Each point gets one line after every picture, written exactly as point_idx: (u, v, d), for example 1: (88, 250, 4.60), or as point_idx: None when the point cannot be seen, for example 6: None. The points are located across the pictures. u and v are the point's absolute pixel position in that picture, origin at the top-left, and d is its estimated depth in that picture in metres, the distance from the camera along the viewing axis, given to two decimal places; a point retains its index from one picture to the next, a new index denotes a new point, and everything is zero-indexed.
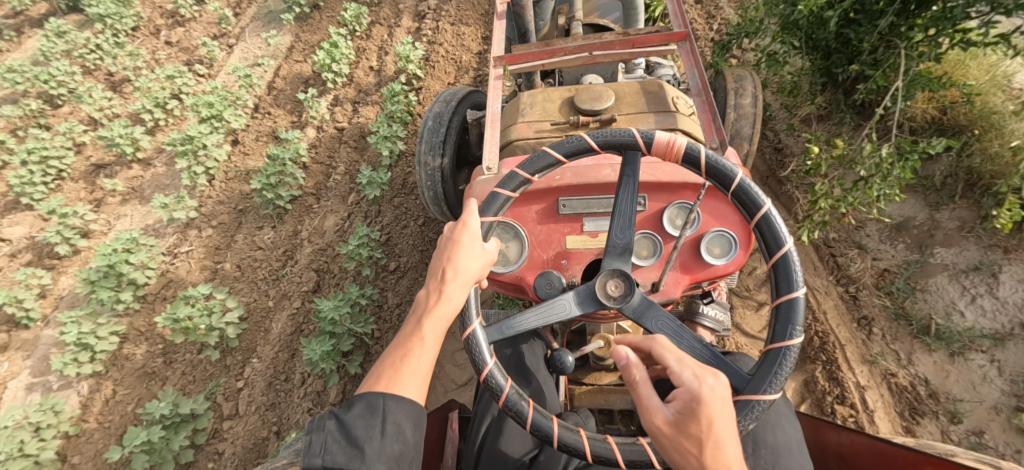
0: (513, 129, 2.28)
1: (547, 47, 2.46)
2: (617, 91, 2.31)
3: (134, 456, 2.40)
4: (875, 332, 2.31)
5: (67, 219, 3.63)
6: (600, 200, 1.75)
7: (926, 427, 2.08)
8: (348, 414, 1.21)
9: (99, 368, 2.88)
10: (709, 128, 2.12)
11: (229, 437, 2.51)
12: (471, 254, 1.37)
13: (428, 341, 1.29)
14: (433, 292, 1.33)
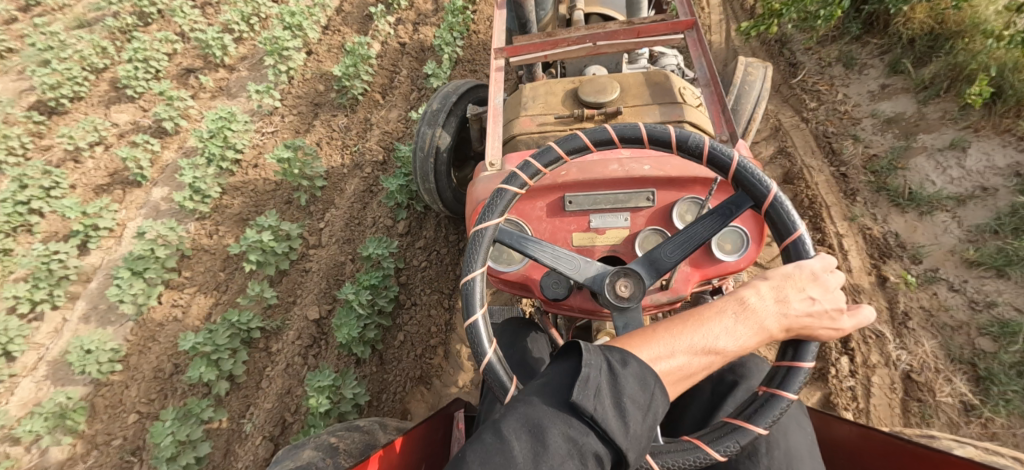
0: (516, 123, 2.26)
1: (549, 39, 2.48)
2: (621, 82, 2.28)
3: (250, 250, 3.00)
4: (858, 200, 2.74)
5: (173, 103, 4.25)
6: (607, 196, 1.71)
7: (893, 265, 2.48)
8: (623, 370, 1.09)
9: (205, 210, 3.46)
10: (717, 120, 2.13)
11: (316, 259, 3.07)
12: (808, 299, 1.21)
13: (713, 351, 1.17)
14: (762, 306, 1.20)
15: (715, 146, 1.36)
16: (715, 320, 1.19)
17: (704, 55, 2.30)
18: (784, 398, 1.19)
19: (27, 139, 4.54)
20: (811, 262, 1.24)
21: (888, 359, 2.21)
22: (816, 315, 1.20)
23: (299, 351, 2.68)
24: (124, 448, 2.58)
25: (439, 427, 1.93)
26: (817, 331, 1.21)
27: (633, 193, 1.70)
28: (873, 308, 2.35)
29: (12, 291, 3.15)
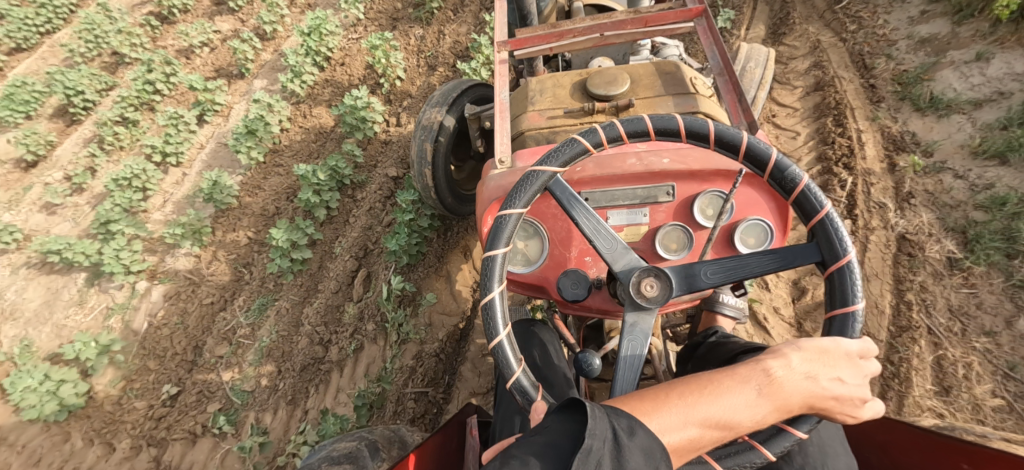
0: (524, 118, 2.08)
1: (552, 29, 2.28)
2: (631, 73, 2.11)
3: (344, 117, 3.53)
4: (882, 106, 3.02)
5: (274, 10, 4.79)
6: (626, 192, 1.53)
7: (903, 154, 2.79)
8: (630, 442, 0.99)
9: (301, 94, 4.03)
10: (735, 112, 1.97)
11: (396, 135, 3.59)
12: (837, 380, 1.10)
13: (726, 425, 1.06)
14: (788, 382, 1.09)
15: (811, 189, 1.26)
16: (735, 389, 1.08)
17: (717, 41, 2.13)
18: (761, 454, 1.12)
19: (146, 38, 5.19)
20: (852, 342, 1.13)
21: (886, 224, 2.55)
22: (842, 398, 1.10)
23: (379, 199, 3.18)
24: (239, 259, 3.17)
25: (456, 435, 1.87)
26: (839, 415, 1.11)
27: (651, 187, 1.53)
28: (880, 186, 2.68)
29: (149, 142, 3.83)
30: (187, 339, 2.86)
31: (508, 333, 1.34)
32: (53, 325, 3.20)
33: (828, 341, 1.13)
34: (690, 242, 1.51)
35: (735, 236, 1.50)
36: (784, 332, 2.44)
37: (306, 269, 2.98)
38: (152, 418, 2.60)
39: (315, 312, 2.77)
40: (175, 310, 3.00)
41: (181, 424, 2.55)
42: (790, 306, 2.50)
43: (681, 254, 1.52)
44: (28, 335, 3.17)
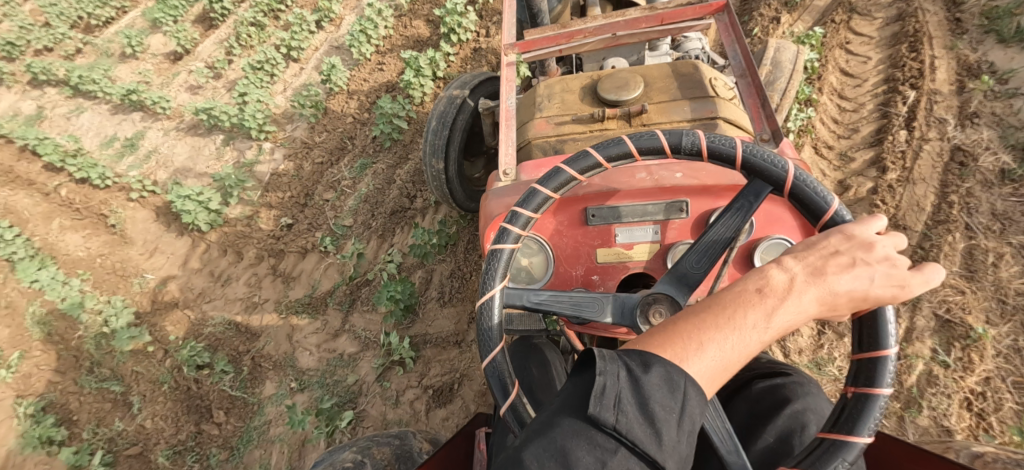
0: (531, 126, 2.08)
1: (563, 30, 2.34)
2: (644, 75, 2.08)
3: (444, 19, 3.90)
4: (965, 37, 3.01)
5: None
6: (633, 208, 1.51)
7: (976, 78, 2.83)
8: (645, 376, 0.90)
9: (403, 5, 4.45)
10: (755, 118, 1.88)
11: (487, 44, 3.98)
12: (861, 270, 0.98)
13: (757, 339, 0.94)
14: (798, 288, 0.96)
15: (750, 150, 1.17)
16: (750, 305, 0.95)
17: (737, 40, 2.11)
18: (875, 393, 1.01)
19: None
20: (857, 228, 1.02)
21: (943, 136, 2.64)
22: (869, 281, 0.97)
23: None
24: (345, 134, 3.71)
25: (462, 445, 1.70)
26: (876, 295, 0.98)
27: (660, 203, 1.49)
28: (944, 104, 2.76)
29: (281, 36, 4.48)
30: (302, 186, 3.45)
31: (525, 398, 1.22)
32: (197, 173, 3.94)
33: (836, 236, 1.01)
34: None
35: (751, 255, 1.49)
36: None
37: (401, 143, 3.49)
38: (274, 237, 3.22)
39: (407, 172, 3.27)
40: (294, 166, 3.62)
41: (294, 242, 3.13)
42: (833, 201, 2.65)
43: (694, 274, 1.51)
44: (178, 178, 3.93)
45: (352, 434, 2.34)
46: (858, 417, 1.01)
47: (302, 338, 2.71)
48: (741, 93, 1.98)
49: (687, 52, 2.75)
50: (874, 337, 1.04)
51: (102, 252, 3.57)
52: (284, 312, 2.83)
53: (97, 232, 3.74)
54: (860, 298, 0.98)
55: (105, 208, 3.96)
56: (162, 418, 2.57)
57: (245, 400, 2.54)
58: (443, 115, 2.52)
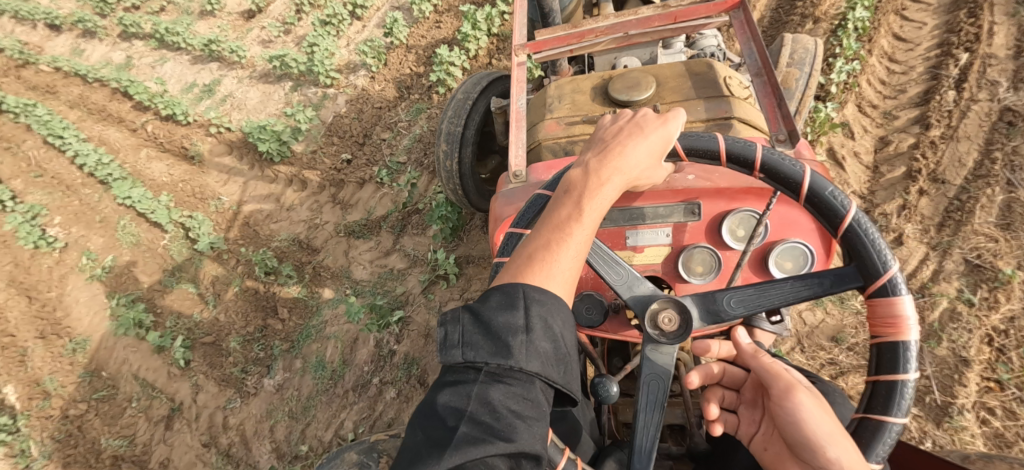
0: (541, 128, 1.92)
1: (572, 30, 2.11)
2: (656, 74, 1.92)
3: None
4: None
5: None
6: (644, 210, 1.34)
7: None
8: (482, 305, 0.92)
9: None
10: (772, 116, 1.66)
11: None
12: (634, 140, 1.08)
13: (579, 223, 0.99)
14: (602, 178, 1.03)
15: (697, 147, 1.13)
16: (557, 206, 1.02)
17: (754, 38, 1.86)
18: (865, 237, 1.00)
19: None
20: (613, 120, 1.16)
21: (993, 97, 2.61)
22: (637, 140, 1.08)
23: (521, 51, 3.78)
24: (402, 83, 3.95)
25: None
26: (652, 140, 1.08)
27: (667, 205, 1.34)
28: (999, 67, 2.71)
29: None
30: (361, 128, 3.73)
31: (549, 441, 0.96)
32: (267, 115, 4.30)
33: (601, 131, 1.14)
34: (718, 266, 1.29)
35: (767, 260, 1.28)
36: (859, 173, 2.62)
37: (453, 91, 3.68)
38: (336, 170, 3.50)
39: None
40: (355, 111, 3.90)
41: (354, 175, 3.41)
42: (871, 155, 2.66)
43: (705, 280, 1.30)
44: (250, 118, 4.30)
45: (398, 335, 2.56)
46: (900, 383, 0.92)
47: (357, 255, 2.97)
48: (757, 93, 1.75)
49: (700, 50, 2.55)
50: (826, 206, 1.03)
51: (183, 178, 3.95)
52: (342, 233, 3.10)
53: (179, 162, 4.14)
54: (645, 156, 1.07)
55: (185, 142, 4.35)
56: (234, 313, 2.89)
57: (306, 302, 2.82)
58: (452, 117, 2.44)
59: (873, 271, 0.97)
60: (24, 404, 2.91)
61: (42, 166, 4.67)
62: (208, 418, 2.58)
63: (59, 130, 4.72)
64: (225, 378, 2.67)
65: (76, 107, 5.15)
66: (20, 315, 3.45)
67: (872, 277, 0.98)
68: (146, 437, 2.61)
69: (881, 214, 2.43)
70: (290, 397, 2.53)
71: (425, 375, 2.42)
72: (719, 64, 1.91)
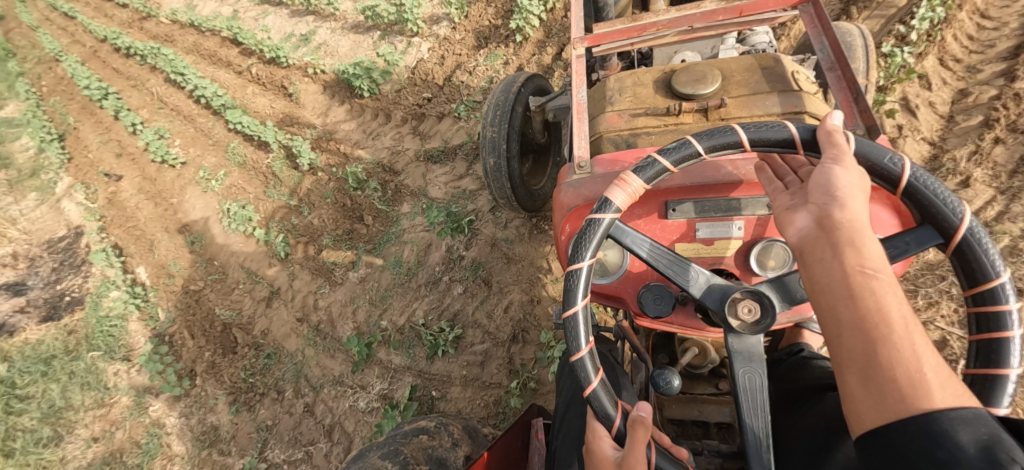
0: (601, 119, 1.77)
1: (633, 23, 1.89)
2: (721, 67, 1.72)
3: None
4: None
5: None
6: (721, 203, 1.24)
7: None
8: None
9: None
10: (847, 111, 1.52)
11: None
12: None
13: None
14: None
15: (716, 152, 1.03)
16: None
17: (825, 29, 1.70)
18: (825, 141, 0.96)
19: None
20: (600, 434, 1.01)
21: None
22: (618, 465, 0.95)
23: None
24: (481, 33, 4.09)
25: (518, 435, 1.70)
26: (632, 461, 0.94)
27: (744, 198, 1.22)
28: None
29: None
30: (442, 71, 3.99)
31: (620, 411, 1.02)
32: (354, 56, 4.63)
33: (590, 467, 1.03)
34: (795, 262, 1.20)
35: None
36: (931, 122, 2.51)
37: (529, 40, 3.76)
38: (418, 106, 3.83)
39: (534, 68, 3.65)
40: (437, 58, 4.12)
41: (434, 110, 3.73)
42: (948, 104, 2.51)
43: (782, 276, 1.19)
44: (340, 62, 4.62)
45: (468, 242, 2.81)
46: (1003, 375, 0.89)
47: (434, 178, 3.22)
48: (830, 87, 1.60)
49: (752, 47, 2.23)
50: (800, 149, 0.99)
51: (283, 111, 4.39)
52: (422, 158, 3.38)
53: (279, 98, 4.63)
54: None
55: (284, 81, 4.86)
56: (327, 218, 3.28)
57: (387, 212, 3.18)
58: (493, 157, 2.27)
59: (984, 277, 0.91)
60: (153, 280, 3.44)
61: (165, 100, 5.25)
62: (302, 299, 2.99)
63: (180, 68, 5.21)
64: (317, 268, 3.08)
65: (191, 54, 5.73)
66: (149, 216, 4.07)
67: (980, 282, 0.91)
68: (250, 311, 3.05)
69: (951, 159, 2.38)
70: (371, 287, 2.88)
71: (490, 276, 2.65)
72: (786, 58, 1.73)
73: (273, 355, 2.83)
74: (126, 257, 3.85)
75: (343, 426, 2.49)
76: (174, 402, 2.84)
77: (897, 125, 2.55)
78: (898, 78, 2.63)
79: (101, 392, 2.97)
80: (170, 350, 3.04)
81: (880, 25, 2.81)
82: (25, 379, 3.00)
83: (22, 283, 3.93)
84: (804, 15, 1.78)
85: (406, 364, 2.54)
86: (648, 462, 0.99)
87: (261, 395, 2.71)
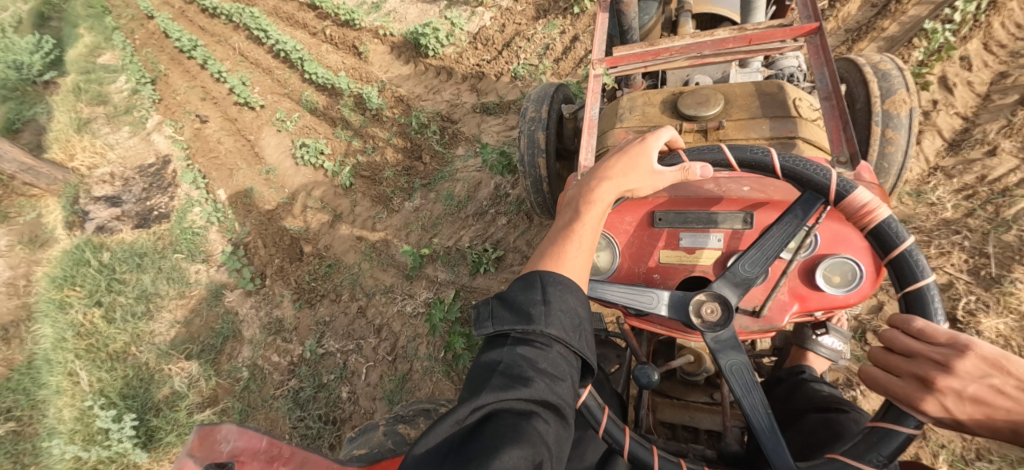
0: (610, 134, 1.89)
1: (649, 48, 1.95)
2: (725, 89, 1.84)
3: None
4: None
5: None
6: (701, 215, 1.35)
7: None
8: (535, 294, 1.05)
9: None
10: (835, 138, 1.58)
11: None
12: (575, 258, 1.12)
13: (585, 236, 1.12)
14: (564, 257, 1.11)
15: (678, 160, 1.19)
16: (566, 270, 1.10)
17: (826, 61, 1.72)
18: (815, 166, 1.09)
19: None
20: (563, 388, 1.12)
21: None
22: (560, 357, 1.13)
23: None
24: (541, 6, 4.17)
25: None
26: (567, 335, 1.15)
27: (723, 212, 1.34)
28: None
29: None
30: (501, 38, 4.21)
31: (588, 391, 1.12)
32: (418, 12, 4.74)
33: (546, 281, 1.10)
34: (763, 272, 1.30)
35: (813, 271, 1.27)
36: (966, 98, 2.49)
37: (586, 13, 3.88)
38: (479, 66, 4.18)
39: (588, 38, 3.77)
40: (498, 25, 4.27)
41: (493, 69, 4.07)
42: (986, 85, 2.48)
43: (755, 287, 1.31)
44: (404, 19, 4.75)
45: (514, 182, 3.04)
46: None
47: (488, 127, 3.53)
48: (823, 116, 1.65)
49: (779, 71, 2.30)
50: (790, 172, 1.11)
51: (353, 66, 4.67)
52: (478, 110, 3.68)
53: (350, 55, 4.84)
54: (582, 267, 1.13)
55: (356, 42, 4.86)
56: (389, 156, 3.64)
57: (444, 154, 3.52)
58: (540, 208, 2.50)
59: (853, 205, 1.05)
60: (231, 199, 3.81)
61: (245, 54, 5.20)
62: (362, 222, 3.37)
63: (264, 25, 5.07)
64: (377, 196, 3.46)
65: (272, 16, 5.38)
66: (230, 148, 4.59)
67: (856, 212, 1.05)
68: (316, 228, 3.47)
69: (981, 132, 2.35)
70: (424, 215, 3.21)
71: (531, 211, 2.88)
72: (789, 85, 1.82)
73: (333, 265, 3.22)
74: (210, 181, 4.41)
75: (391, 327, 2.84)
76: (245, 296, 3.31)
77: (931, 100, 2.52)
78: (938, 56, 2.56)
79: (182, 285, 3.42)
80: (245, 254, 3.49)
81: (928, 11, 2.74)
82: (124, 267, 3.47)
83: (118, 197, 4.46)
84: (810, 46, 1.80)
85: (450, 279, 2.84)
86: (599, 427, 1.10)
87: (322, 296, 3.13)
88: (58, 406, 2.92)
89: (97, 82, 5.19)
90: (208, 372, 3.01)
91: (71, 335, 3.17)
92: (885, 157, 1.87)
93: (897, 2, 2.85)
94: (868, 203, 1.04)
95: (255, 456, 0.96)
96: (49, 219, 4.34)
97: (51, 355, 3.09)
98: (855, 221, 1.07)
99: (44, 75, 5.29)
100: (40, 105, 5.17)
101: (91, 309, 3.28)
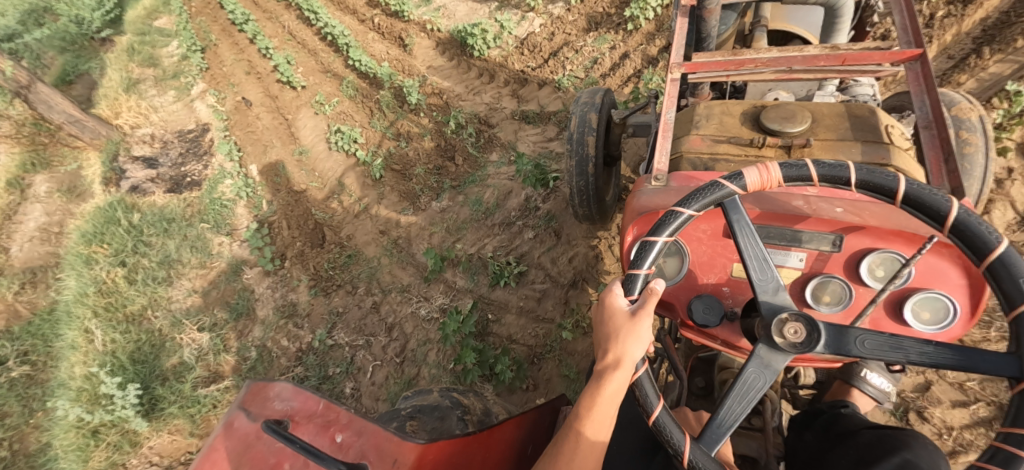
0: (683, 140, 1.77)
1: (733, 56, 1.82)
2: (811, 108, 1.72)
3: None
4: None
5: None
6: (785, 232, 1.25)
7: None
8: None
9: None
10: (934, 171, 1.47)
11: None
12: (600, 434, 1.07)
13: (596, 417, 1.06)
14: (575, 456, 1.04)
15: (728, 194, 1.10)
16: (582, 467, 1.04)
17: (929, 88, 1.60)
18: (939, 195, 0.99)
19: None
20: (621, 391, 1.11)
21: None
22: None
23: None
24: (593, 18, 4.07)
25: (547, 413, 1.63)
26: None
27: (810, 232, 1.23)
28: None
29: None
30: (549, 46, 4.11)
31: (646, 370, 1.07)
32: (467, 9, 4.65)
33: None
34: (845, 298, 1.20)
35: (901, 305, 1.17)
36: None
37: (640, 30, 3.76)
38: (522, 72, 4.10)
39: (638, 56, 3.66)
40: (547, 33, 4.16)
41: (537, 77, 3.99)
42: None
43: (833, 312, 1.22)
44: (453, 13, 4.66)
45: (546, 196, 2.95)
46: None
47: (525, 136, 3.45)
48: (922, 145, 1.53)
49: (852, 98, 2.14)
50: (911, 198, 1.00)
51: (397, 57, 4.62)
52: (517, 117, 3.56)
53: (394, 46, 4.79)
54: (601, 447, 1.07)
55: (402, 34, 4.80)
56: (422, 152, 3.60)
57: (477, 158, 3.46)
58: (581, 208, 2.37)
59: (984, 245, 0.94)
60: (263, 177, 3.82)
61: (294, 33, 5.21)
62: (388, 215, 3.33)
63: (315, 6, 5.06)
64: (405, 193, 3.42)
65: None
66: (267, 125, 4.62)
67: (982, 253, 0.95)
68: (341, 217, 3.45)
69: None
70: (449, 218, 3.14)
71: (560, 228, 2.79)
72: (881, 110, 1.68)
73: (352, 256, 3.20)
74: (243, 154, 4.46)
75: (402, 327, 2.79)
76: (263, 276, 3.32)
77: (1006, 167, 2.35)
78: (1020, 120, 2.38)
79: (205, 256, 3.44)
80: (268, 234, 3.49)
81: (1013, 69, 2.54)
82: (152, 231, 3.52)
83: (155, 160, 4.53)
84: (909, 73, 1.69)
85: (469, 287, 2.78)
86: (651, 416, 1.04)
87: (337, 286, 3.12)
88: (71, 362, 2.97)
89: (150, 45, 5.28)
90: (217, 348, 3.02)
91: (92, 291, 3.20)
92: (964, 157, 1.77)
93: (977, 56, 2.68)
94: (757, 184, 1.09)
95: (311, 417, 1.18)
96: (88, 172, 4.43)
97: (71, 308, 3.13)
98: (973, 257, 0.97)
99: (101, 33, 5.44)
100: (94, 60, 5.28)
101: (114, 269, 3.32)
